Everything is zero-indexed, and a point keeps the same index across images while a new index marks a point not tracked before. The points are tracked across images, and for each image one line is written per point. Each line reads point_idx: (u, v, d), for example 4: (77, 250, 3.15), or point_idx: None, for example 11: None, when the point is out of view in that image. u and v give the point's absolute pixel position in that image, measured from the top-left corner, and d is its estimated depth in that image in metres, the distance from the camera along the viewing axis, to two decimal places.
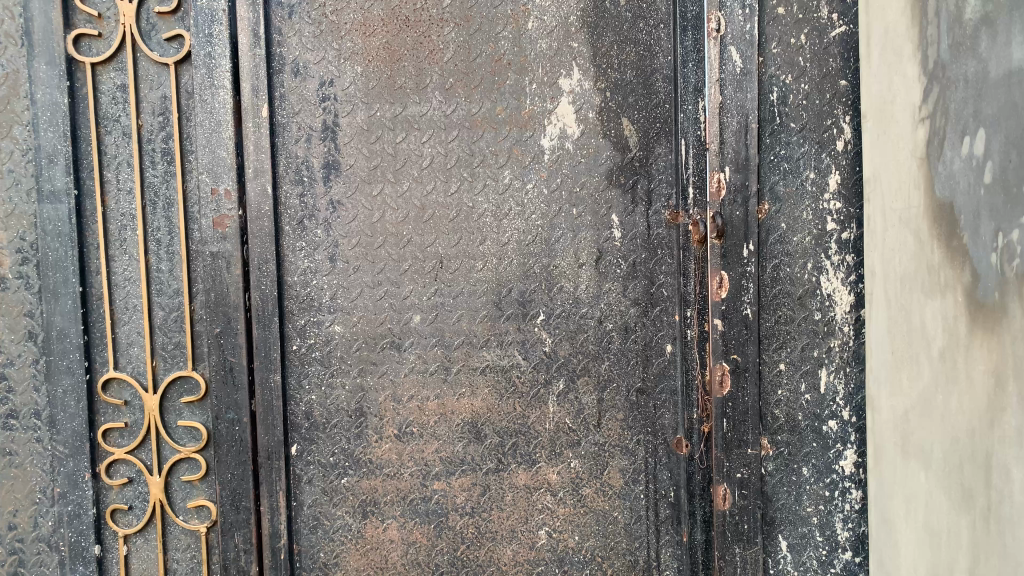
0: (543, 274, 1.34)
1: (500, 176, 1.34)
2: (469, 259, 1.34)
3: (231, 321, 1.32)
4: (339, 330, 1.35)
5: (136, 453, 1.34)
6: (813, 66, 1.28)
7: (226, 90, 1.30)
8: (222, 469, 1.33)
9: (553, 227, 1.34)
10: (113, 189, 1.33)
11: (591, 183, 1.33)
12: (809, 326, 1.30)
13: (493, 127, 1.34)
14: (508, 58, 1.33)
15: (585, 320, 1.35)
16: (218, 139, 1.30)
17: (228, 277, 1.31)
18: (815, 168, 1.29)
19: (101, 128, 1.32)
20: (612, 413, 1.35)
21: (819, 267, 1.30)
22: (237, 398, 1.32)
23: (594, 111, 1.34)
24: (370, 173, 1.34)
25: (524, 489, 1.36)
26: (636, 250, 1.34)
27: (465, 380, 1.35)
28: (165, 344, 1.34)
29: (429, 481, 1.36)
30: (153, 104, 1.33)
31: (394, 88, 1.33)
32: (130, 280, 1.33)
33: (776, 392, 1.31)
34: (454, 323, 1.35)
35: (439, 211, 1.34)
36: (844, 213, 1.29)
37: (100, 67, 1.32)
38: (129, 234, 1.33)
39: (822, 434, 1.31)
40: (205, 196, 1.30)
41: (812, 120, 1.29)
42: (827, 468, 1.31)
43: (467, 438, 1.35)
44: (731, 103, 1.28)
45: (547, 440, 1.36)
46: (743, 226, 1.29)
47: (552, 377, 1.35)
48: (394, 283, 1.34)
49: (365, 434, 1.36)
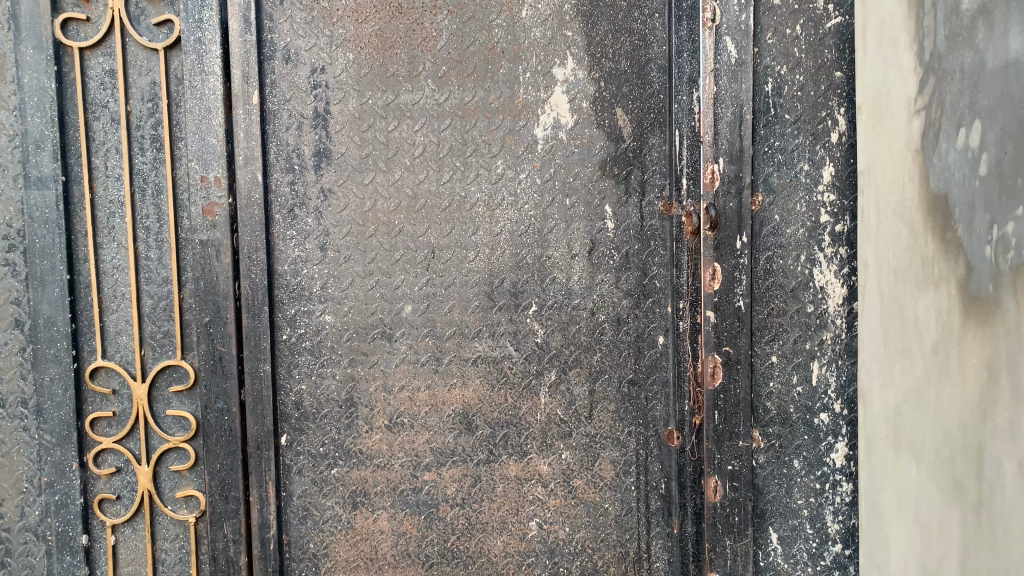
0: (535, 265, 1.34)
1: (493, 166, 1.33)
2: (460, 250, 1.33)
3: (220, 309, 1.30)
4: (330, 319, 1.34)
5: (125, 442, 1.33)
6: (808, 57, 1.27)
7: (216, 76, 1.28)
8: (210, 459, 1.32)
9: (546, 217, 1.33)
10: (101, 175, 1.31)
11: (585, 173, 1.33)
12: (802, 318, 1.30)
13: (487, 116, 1.33)
14: (502, 46, 1.32)
15: (577, 311, 1.34)
16: (208, 126, 1.29)
17: (218, 265, 1.30)
18: (809, 161, 1.28)
19: (88, 113, 1.31)
20: (603, 404, 1.35)
21: (812, 260, 1.29)
22: (226, 387, 1.31)
23: (588, 101, 1.33)
24: (361, 161, 1.33)
25: (515, 480, 1.35)
26: (628, 241, 1.33)
27: (456, 370, 1.34)
28: (154, 332, 1.33)
29: (420, 472, 1.35)
30: (142, 90, 1.31)
31: (386, 76, 1.32)
32: (119, 267, 1.32)
33: (768, 384, 1.30)
34: (445, 313, 1.34)
35: (431, 201, 1.33)
36: (838, 205, 1.28)
37: (88, 52, 1.30)
38: (117, 221, 1.32)
39: (814, 427, 1.30)
40: (194, 184, 1.29)
41: (807, 112, 1.28)
42: (818, 461, 1.30)
43: (458, 429, 1.35)
44: (725, 94, 1.27)
45: (538, 431, 1.35)
46: (737, 218, 1.28)
47: (544, 368, 1.35)
48: (385, 273, 1.33)
49: (355, 424, 1.35)
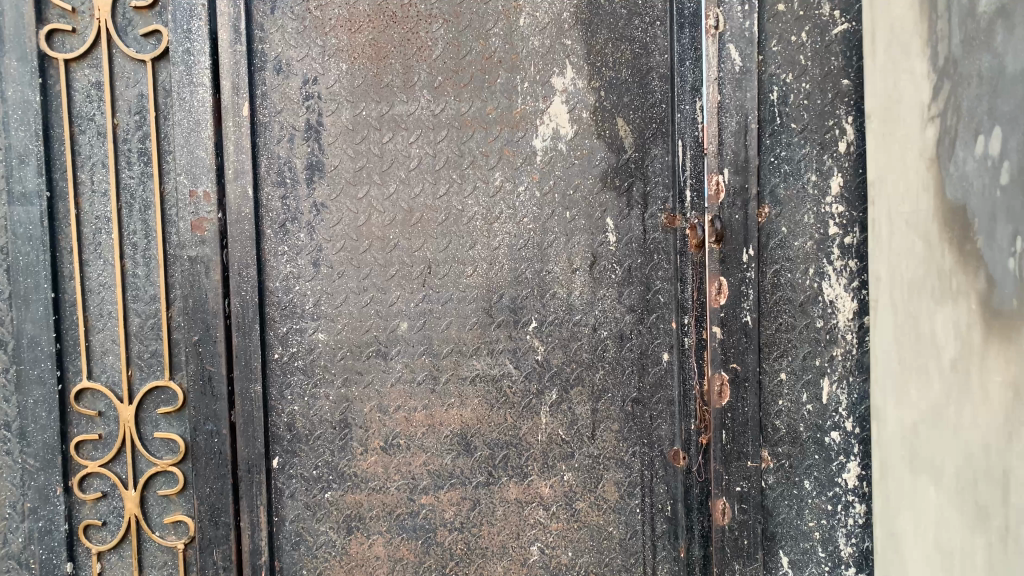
0: (535, 280, 1.29)
1: (491, 178, 1.29)
2: (458, 264, 1.29)
3: (209, 328, 1.26)
4: (323, 338, 1.30)
5: (111, 466, 1.29)
6: (815, 65, 1.23)
7: (206, 88, 1.25)
8: (200, 484, 1.28)
9: (546, 231, 1.29)
10: (87, 191, 1.28)
11: (585, 185, 1.29)
12: (811, 334, 1.25)
13: (484, 128, 1.29)
14: (499, 56, 1.29)
15: (579, 328, 1.30)
16: (197, 139, 1.26)
17: (207, 283, 1.26)
18: (817, 171, 1.24)
19: (74, 127, 1.28)
20: (607, 424, 1.30)
21: (821, 273, 1.25)
22: (216, 409, 1.27)
23: (588, 111, 1.29)
24: (355, 174, 1.29)
25: (516, 504, 1.31)
26: (631, 254, 1.29)
27: (454, 390, 1.30)
28: (141, 352, 1.29)
29: (416, 495, 1.30)
30: (129, 102, 1.28)
31: (381, 87, 1.28)
32: (106, 285, 1.28)
33: (777, 402, 1.26)
34: (442, 330, 1.29)
35: (427, 214, 1.29)
36: (847, 216, 1.24)
37: (74, 64, 1.27)
38: (104, 237, 1.28)
39: (825, 446, 1.26)
40: (183, 199, 1.25)
41: (813, 121, 1.24)
42: (829, 481, 1.26)
43: (456, 450, 1.30)
44: (729, 102, 1.23)
45: (539, 452, 1.30)
46: (743, 230, 1.24)
47: (545, 387, 1.30)
48: (380, 290, 1.29)
49: (349, 446, 1.30)
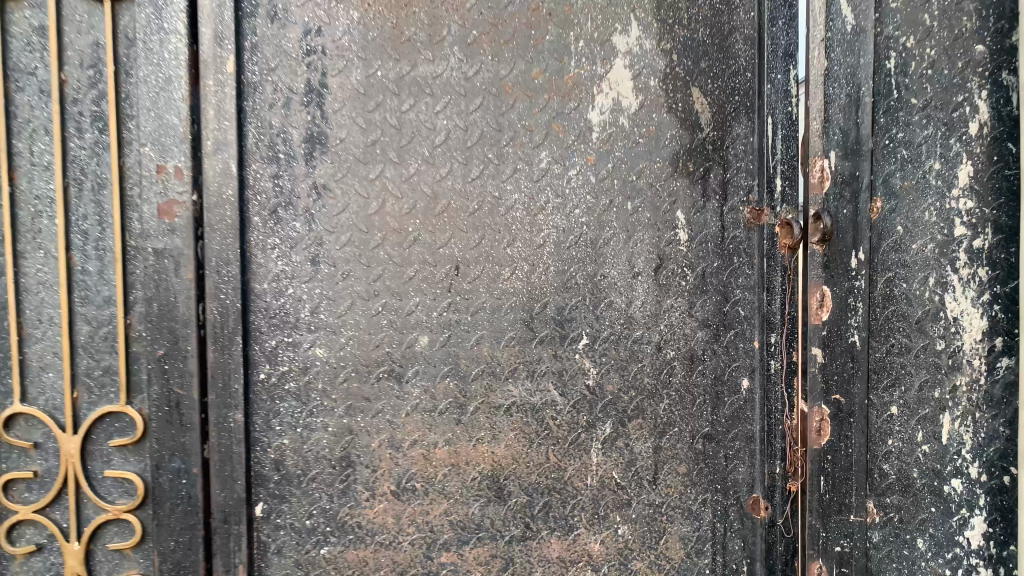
0: (588, 286, 1.05)
1: (535, 159, 1.04)
2: (493, 265, 1.04)
3: (178, 340, 1.00)
4: (322, 354, 1.03)
5: (48, 512, 1.00)
6: (941, 27, 0.97)
7: (179, 37, 0.99)
8: (162, 537, 1.02)
9: (603, 225, 1.05)
10: (24, 164, 0.99)
11: (652, 170, 1.05)
12: (930, 357, 1.00)
13: (527, 95, 1.04)
14: (549, 7, 1.04)
15: (640, 346, 1.06)
16: (167, 101, 0.99)
17: (177, 283, 1.00)
18: (941, 157, 0.98)
19: (9, 82, 0.98)
20: (672, 466, 1.08)
21: (943, 283, 0.99)
22: (185, 442, 1.01)
23: (657, 78, 1.06)
24: (366, 150, 1.03)
25: (559, 564, 1.06)
26: (706, 256, 1.07)
27: (485, 422, 1.04)
28: (91, 369, 1.01)
29: (435, 552, 1.05)
30: (81, 53, 0.99)
31: (401, 42, 1.03)
32: (46, 284, 0.99)
33: (886, 442, 1.02)
34: (471, 347, 1.04)
35: (455, 202, 1.04)
36: (977, 214, 0.97)
37: (10, 3, 0.98)
38: (45, 222, 0.99)
39: (943, 496, 1.01)
40: (148, 176, 0.99)
41: (938, 96, 0.98)
42: (948, 541, 1.01)
43: (485, 497, 1.05)
44: (839, 70, 1.00)
45: (589, 501, 1.06)
46: (853, 228, 1.00)
47: (596, 420, 1.06)
48: (395, 294, 1.03)
49: (352, 491, 1.04)
